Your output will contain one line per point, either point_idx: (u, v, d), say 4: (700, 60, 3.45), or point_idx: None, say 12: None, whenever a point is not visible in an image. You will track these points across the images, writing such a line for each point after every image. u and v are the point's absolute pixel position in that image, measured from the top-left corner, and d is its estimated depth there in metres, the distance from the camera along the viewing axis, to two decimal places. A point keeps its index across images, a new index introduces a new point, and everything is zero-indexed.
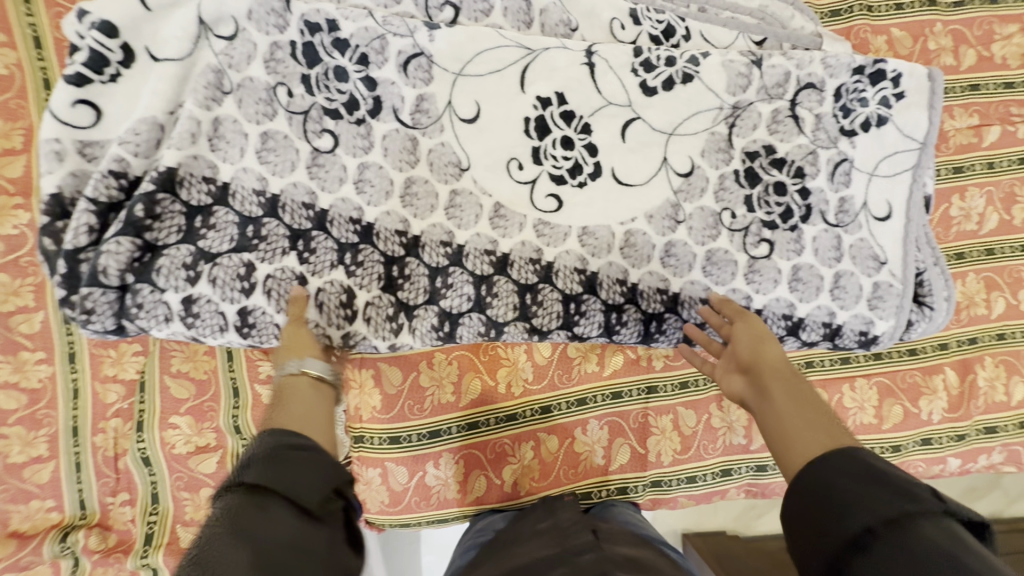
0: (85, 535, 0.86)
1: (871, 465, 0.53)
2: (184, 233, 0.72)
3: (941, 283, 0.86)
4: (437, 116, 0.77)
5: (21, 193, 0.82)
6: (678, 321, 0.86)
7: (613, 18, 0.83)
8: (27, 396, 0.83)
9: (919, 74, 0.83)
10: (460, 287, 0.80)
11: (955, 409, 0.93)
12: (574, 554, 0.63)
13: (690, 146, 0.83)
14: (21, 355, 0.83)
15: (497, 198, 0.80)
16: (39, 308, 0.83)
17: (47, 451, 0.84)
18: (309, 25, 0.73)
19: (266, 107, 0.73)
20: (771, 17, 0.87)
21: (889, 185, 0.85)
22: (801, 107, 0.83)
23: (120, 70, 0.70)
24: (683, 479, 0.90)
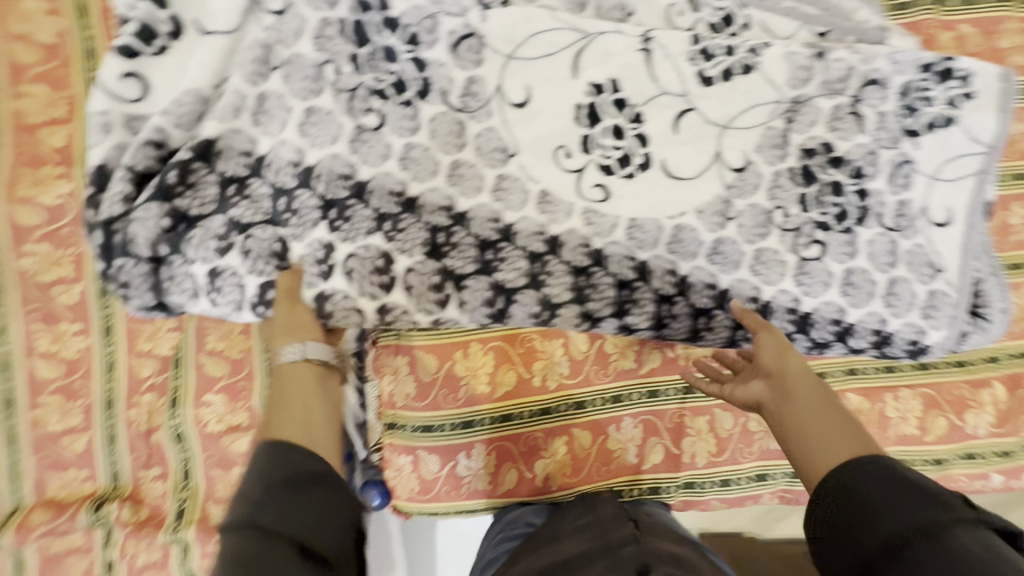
0: (119, 507, 0.86)
1: (903, 474, 0.56)
2: (218, 203, 0.76)
3: (999, 294, 0.85)
4: (485, 100, 0.79)
5: (65, 163, 0.82)
6: (723, 320, 0.84)
7: (670, 3, 0.82)
8: (64, 366, 0.84)
9: (991, 74, 0.80)
10: (513, 261, 0.81)
11: (1002, 424, 0.89)
12: (617, 546, 0.63)
13: (745, 140, 0.82)
14: (60, 326, 0.83)
15: (543, 184, 0.80)
16: (78, 279, 0.83)
17: (82, 422, 0.85)
18: (361, 6, 0.77)
19: (312, 83, 0.76)
20: (835, 8, 0.83)
21: (951, 190, 0.82)
22: (863, 104, 0.81)
23: (168, 42, 0.73)
24: (716, 482, 0.88)
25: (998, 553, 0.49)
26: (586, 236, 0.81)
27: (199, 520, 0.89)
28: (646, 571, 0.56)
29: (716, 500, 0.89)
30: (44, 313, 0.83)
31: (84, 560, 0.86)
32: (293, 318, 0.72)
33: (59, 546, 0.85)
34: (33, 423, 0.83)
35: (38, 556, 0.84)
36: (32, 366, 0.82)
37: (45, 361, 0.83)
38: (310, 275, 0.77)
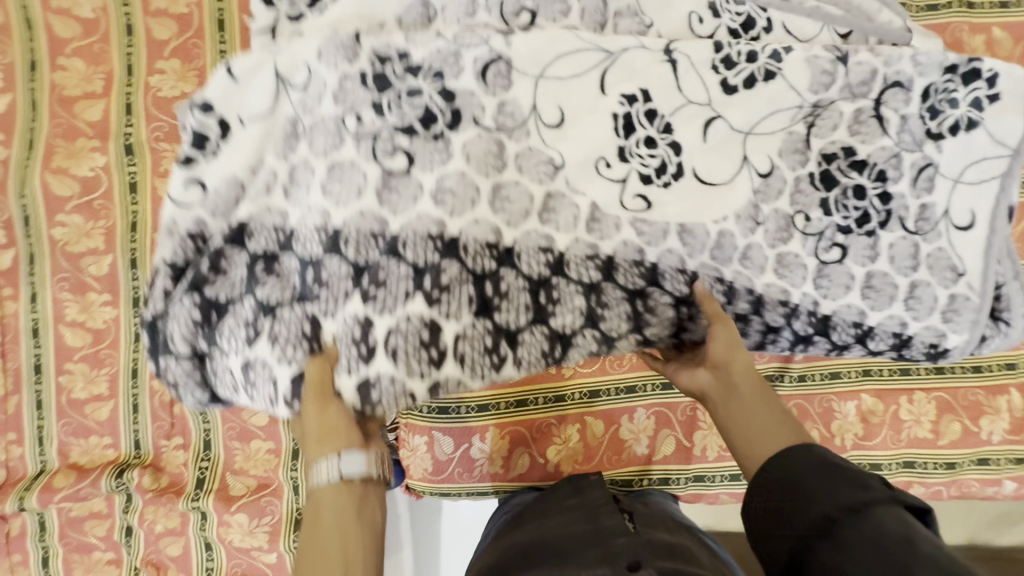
0: (139, 474, 0.88)
1: (830, 461, 0.59)
2: (246, 284, 0.67)
3: (1022, 299, 0.82)
4: (523, 120, 0.70)
5: (99, 137, 0.84)
6: (759, 324, 0.79)
7: (692, 10, 0.75)
8: (92, 335, 0.86)
9: (1017, 76, 0.73)
10: (570, 300, 0.72)
11: (1017, 431, 0.89)
12: (608, 535, 0.63)
13: (768, 145, 0.74)
14: (89, 296, 0.85)
15: (593, 199, 0.72)
16: (108, 252, 0.85)
17: (107, 390, 0.87)
18: (379, 56, 0.67)
19: (334, 137, 0.66)
20: (856, 9, 0.77)
21: (975, 193, 0.76)
22: (886, 108, 0.74)
23: (219, 143, 0.67)
24: (726, 476, 0.88)
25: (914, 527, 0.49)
26: (641, 250, 0.73)
27: (217, 491, 0.90)
28: (635, 567, 0.55)
29: (725, 495, 0.90)
30: (73, 283, 0.85)
31: (105, 523, 0.88)
32: (323, 419, 0.62)
33: (81, 509, 0.88)
34: (59, 389, 0.86)
35: (61, 519, 0.87)
36: (59, 333, 0.85)
37: (74, 330, 0.85)
38: (348, 358, 0.66)
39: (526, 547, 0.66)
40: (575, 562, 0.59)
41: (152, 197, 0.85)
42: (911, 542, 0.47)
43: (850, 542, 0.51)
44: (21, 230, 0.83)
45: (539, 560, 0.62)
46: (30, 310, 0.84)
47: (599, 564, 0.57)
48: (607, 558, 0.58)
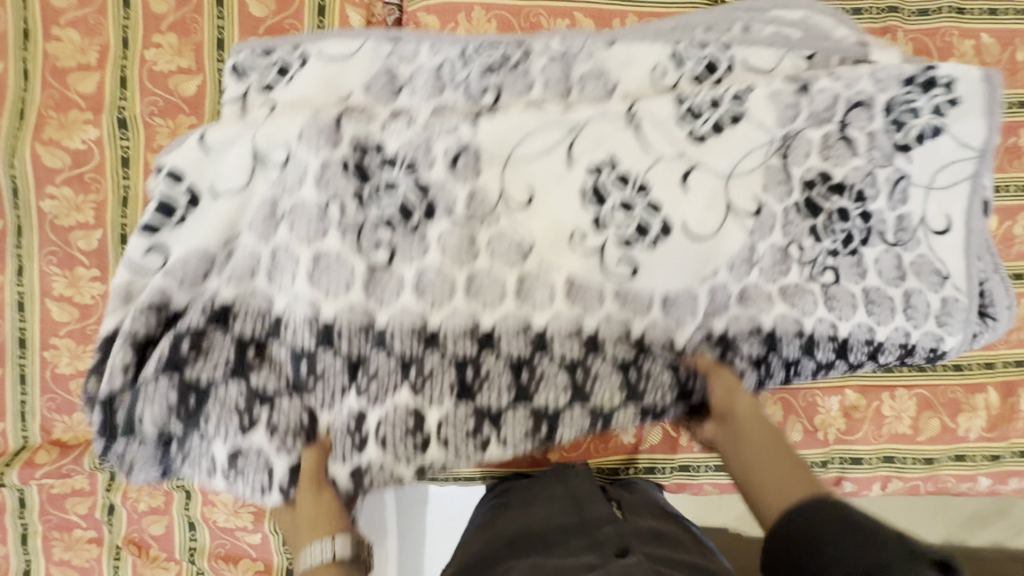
0: None
1: (860, 524, 0.55)
2: (232, 366, 0.74)
3: (1003, 292, 0.86)
4: (493, 206, 0.77)
5: (91, 109, 0.83)
6: (742, 361, 0.83)
7: (654, 65, 0.82)
8: (79, 310, 0.85)
9: (973, 78, 0.79)
10: (552, 377, 0.79)
11: (993, 429, 0.92)
12: (594, 525, 0.64)
13: (751, 184, 0.79)
14: (77, 271, 0.84)
15: (568, 272, 0.78)
16: (98, 226, 0.84)
17: (94, 365, 0.85)
18: (359, 143, 0.74)
19: (318, 227, 0.73)
20: (814, 29, 0.85)
21: (946, 197, 0.82)
22: (851, 128, 0.79)
23: (187, 212, 0.74)
24: (711, 466, 0.90)
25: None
26: (628, 323, 0.80)
27: None
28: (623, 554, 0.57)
29: (711, 485, 0.92)
30: (61, 258, 0.84)
31: (87, 500, 0.88)
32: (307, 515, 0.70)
33: (63, 486, 0.87)
34: (44, 364, 0.84)
35: (41, 495, 0.86)
36: (46, 308, 0.84)
37: (60, 304, 0.84)
38: (343, 448, 0.75)
39: (510, 534, 0.67)
40: (562, 551, 0.60)
41: (144, 172, 0.84)
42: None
43: None
44: (10, 202, 0.82)
45: (525, 547, 0.63)
46: (16, 284, 0.83)
47: (585, 553, 0.59)
48: (592, 547, 0.60)
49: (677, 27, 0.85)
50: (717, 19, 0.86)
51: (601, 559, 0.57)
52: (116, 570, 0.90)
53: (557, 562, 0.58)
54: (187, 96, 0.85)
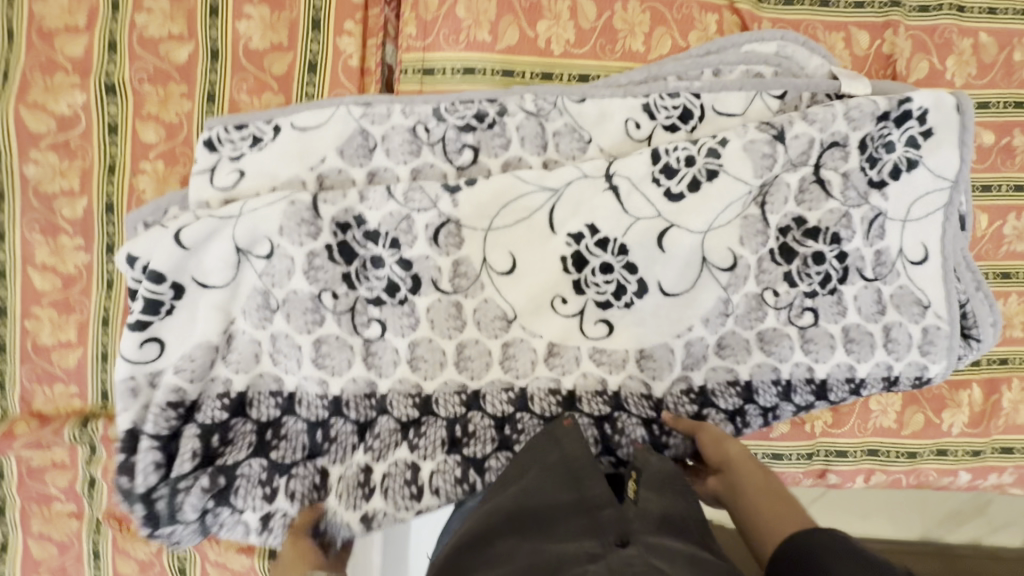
0: (104, 425, 0.85)
1: (846, 542, 0.54)
2: (255, 447, 0.71)
3: (987, 311, 0.85)
4: (475, 277, 0.75)
5: (78, 74, 0.80)
6: (718, 415, 0.82)
7: (628, 119, 0.80)
8: (62, 280, 0.83)
9: (944, 106, 0.81)
10: (531, 430, 0.76)
11: (975, 425, 0.93)
12: (594, 507, 0.60)
13: (728, 236, 0.79)
14: (61, 240, 0.82)
15: (549, 338, 0.77)
16: (83, 193, 0.81)
17: (76, 337, 0.84)
18: (341, 225, 0.71)
19: (314, 315, 0.71)
20: (787, 60, 0.85)
21: (923, 228, 0.82)
22: (825, 169, 0.80)
23: (174, 304, 0.69)
24: None
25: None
26: (601, 380, 0.79)
27: None
28: (624, 544, 0.55)
29: None
30: (45, 225, 0.82)
31: (67, 474, 0.86)
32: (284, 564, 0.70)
33: (43, 459, 0.85)
34: (25, 333, 0.83)
35: (21, 467, 0.85)
36: (27, 276, 0.82)
37: (44, 274, 0.82)
38: (352, 497, 0.72)
39: (507, 507, 0.63)
40: (562, 535, 0.58)
41: (131, 140, 0.81)
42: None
43: None
44: None
45: (524, 524, 0.60)
46: None
47: (584, 538, 0.56)
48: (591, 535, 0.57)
49: (647, 79, 0.83)
50: (687, 67, 0.83)
51: (602, 548, 0.54)
52: (94, 544, 0.87)
53: (557, 548, 0.56)
54: (179, 64, 0.81)
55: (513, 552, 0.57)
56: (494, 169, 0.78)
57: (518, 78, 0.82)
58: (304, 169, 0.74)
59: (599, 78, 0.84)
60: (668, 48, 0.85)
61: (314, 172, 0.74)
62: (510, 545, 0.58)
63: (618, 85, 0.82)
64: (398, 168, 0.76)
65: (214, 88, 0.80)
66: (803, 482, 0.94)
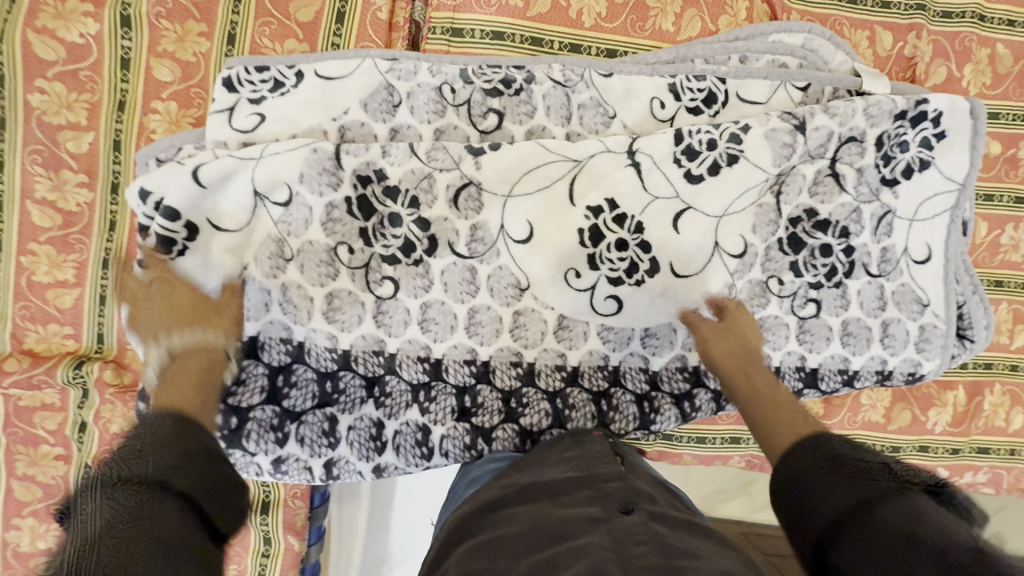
0: (100, 368, 0.83)
1: (838, 454, 0.58)
2: (267, 393, 0.71)
3: (982, 314, 0.88)
4: (492, 242, 0.74)
5: (92, 2, 0.77)
6: (705, 396, 0.81)
7: (653, 97, 0.80)
8: (62, 217, 0.80)
9: (960, 110, 0.82)
10: (536, 405, 0.76)
11: (957, 424, 0.96)
12: (601, 480, 0.61)
13: (742, 223, 0.80)
14: (63, 175, 0.79)
15: (561, 311, 0.77)
16: (90, 129, 0.79)
17: (74, 277, 0.81)
18: (360, 178, 0.71)
19: (327, 268, 0.70)
20: (812, 53, 0.86)
21: (929, 228, 0.85)
22: (841, 164, 0.81)
23: (186, 246, 0.68)
24: (693, 439, 0.91)
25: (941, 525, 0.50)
26: (604, 356, 0.79)
27: None
28: (628, 510, 0.56)
29: (690, 456, 0.93)
30: (46, 158, 0.78)
31: (58, 416, 0.83)
32: (161, 295, 0.67)
33: (32, 399, 0.82)
34: (19, 270, 0.80)
35: (8, 407, 0.82)
36: (25, 210, 0.79)
37: (42, 209, 0.79)
38: (363, 448, 0.72)
39: (521, 484, 0.64)
40: (567, 502, 0.59)
41: (144, 78, 0.78)
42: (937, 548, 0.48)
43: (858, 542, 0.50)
44: None
45: (533, 497, 0.61)
46: None
47: (586, 506, 0.57)
48: (595, 501, 0.57)
49: (674, 59, 0.83)
50: (714, 50, 0.83)
51: (605, 513, 0.55)
52: None
53: (561, 513, 0.57)
54: None
55: (519, 518, 0.58)
56: (517, 137, 0.77)
57: (547, 47, 0.82)
58: (326, 119, 0.72)
59: (627, 55, 0.83)
60: (697, 31, 0.85)
61: (336, 123, 0.72)
62: (519, 513, 0.59)
63: (645, 63, 0.82)
64: (421, 127, 0.75)
65: (235, 30, 0.78)
66: None
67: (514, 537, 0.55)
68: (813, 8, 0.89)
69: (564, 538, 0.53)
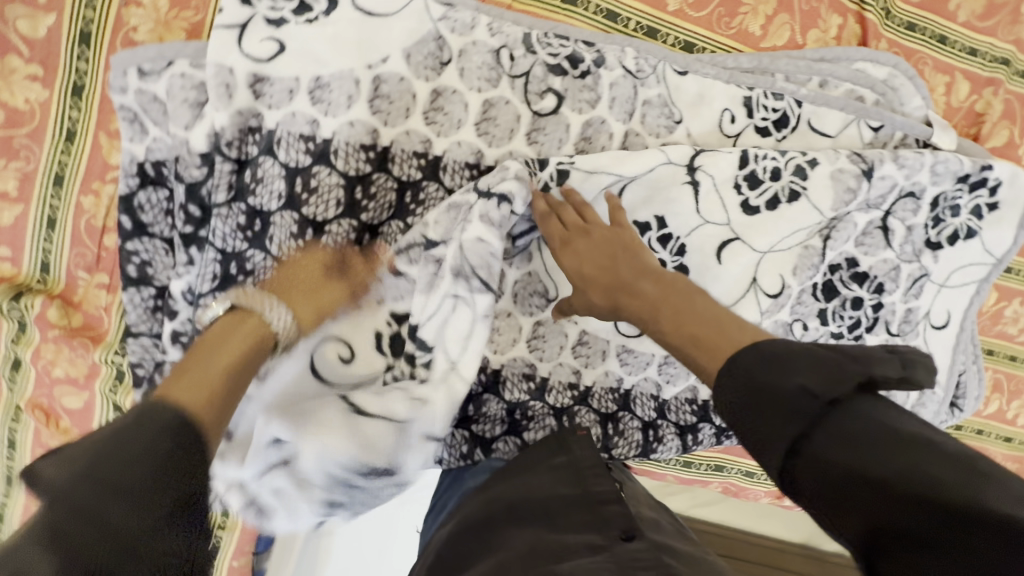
0: (44, 304, 0.70)
1: (757, 379, 0.44)
2: None
3: (976, 385, 0.90)
4: (525, 246, 0.69)
5: None
6: (709, 431, 0.79)
7: (726, 109, 0.72)
8: (4, 113, 0.64)
9: (1019, 183, 0.79)
10: (541, 419, 0.73)
11: None
12: (599, 501, 0.55)
13: (783, 263, 0.76)
14: (10, 62, 0.62)
15: (584, 326, 0.72)
16: (50, 9, 0.62)
17: (15, 192, 0.66)
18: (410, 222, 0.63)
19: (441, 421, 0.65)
20: (892, 92, 0.79)
21: (954, 296, 0.84)
22: (893, 219, 0.78)
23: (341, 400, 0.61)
24: (678, 462, 0.91)
25: (887, 426, 0.40)
26: (618, 378, 0.75)
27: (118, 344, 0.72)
28: (630, 538, 0.50)
29: (671, 475, 0.94)
30: None
31: None
32: (304, 272, 0.61)
33: None
34: None
35: None
36: None
37: None
38: None
39: (511, 498, 0.59)
40: (564, 527, 0.53)
41: None
42: (897, 460, 0.39)
43: (810, 492, 0.41)
44: None
45: (525, 518, 0.55)
46: None
47: (586, 530, 0.51)
48: (596, 528, 0.51)
49: (754, 68, 0.75)
50: (797, 68, 0.75)
51: (606, 541, 0.49)
52: (12, 432, 0.74)
53: (559, 538, 0.51)
54: None
55: (515, 541, 0.52)
56: (573, 126, 0.68)
57: (621, 24, 0.71)
58: (359, 65, 0.61)
59: (704, 52, 0.74)
60: (785, 40, 0.76)
61: (370, 72, 0.62)
62: (513, 533, 0.54)
63: (723, 67, 0.73)
64: (469, 94, 0.65)
65: None
66: (761, 500, 0.99)
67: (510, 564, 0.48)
68: (904, 40, 0.81)
69: (562, 560, 0.47)
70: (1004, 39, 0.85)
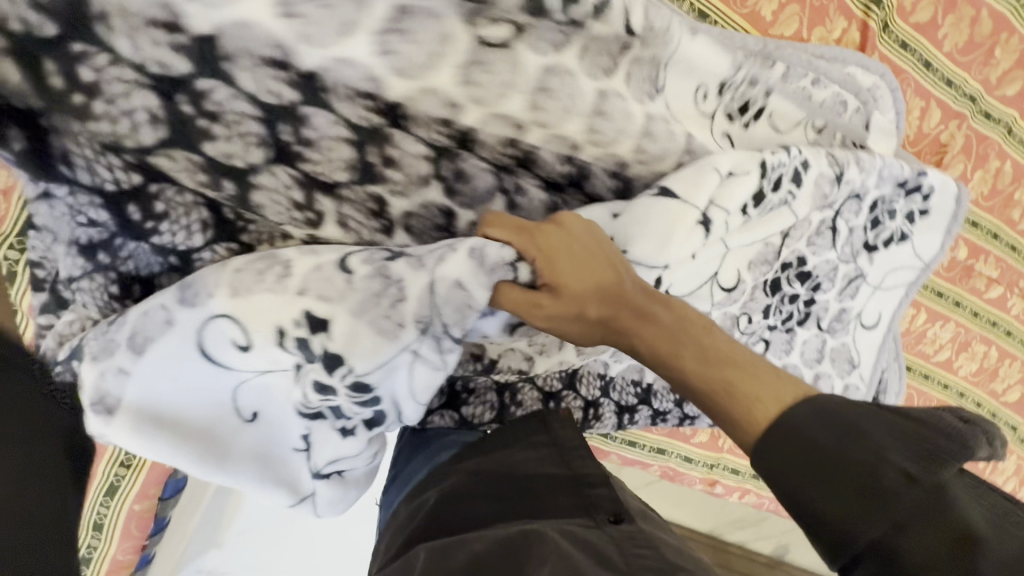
0: None
1: (829, 449, 0.41)
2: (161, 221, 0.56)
3: (897, 381, 0.98)
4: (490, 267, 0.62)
5: None
6: (647, 413, 0.80)
7: (699, 86, 0.66)
8: None
9: (949, 191, 0.86)
10: (483, 395, 0.70)
11: None
12: (587, 483, 0.56)
13: (740, 258, 0.74)
14: None
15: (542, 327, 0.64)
16: None
17: None
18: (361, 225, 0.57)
19: (362, 453, 0.62)
20: (874, 102, 0.81)
21: (884, 298, 0.91)
22: (840, 219, 0.80)
23: (256, 412, 0.57)
24: (623, 440, 0.93)
25: (984, 522, 0.37)
26: (572, 364, 0.70)
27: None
28: (620, 521, 0.50)
29: (614, 454, 0.96)
30: None
31: None
32: None
33: None
34: None
35: None
36: None
37: None
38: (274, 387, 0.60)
39: (496, 474, 0.60)
40: (554, 508, 0.54)
41: None
42: (1000, 559, 0.35)
43: None
44: None
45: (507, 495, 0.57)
46: None
47: (575, 515, 0.52)
48: (584, 512, 0.52)
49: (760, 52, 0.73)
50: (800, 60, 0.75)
51: (595, 523, 0.50)
52: None
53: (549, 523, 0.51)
54: None
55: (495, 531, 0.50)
56: None
57: None
58: None
59: (714, 25, 0.72)
60: (790, 31, 0.76)
61: None
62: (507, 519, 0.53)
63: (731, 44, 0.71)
64: None
65: None
66: (694, 486, 1.04)
67: (486, 546, 0.47)
68: (894, 55, 0.83)
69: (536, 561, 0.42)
70: (975, 77, 0.91)
